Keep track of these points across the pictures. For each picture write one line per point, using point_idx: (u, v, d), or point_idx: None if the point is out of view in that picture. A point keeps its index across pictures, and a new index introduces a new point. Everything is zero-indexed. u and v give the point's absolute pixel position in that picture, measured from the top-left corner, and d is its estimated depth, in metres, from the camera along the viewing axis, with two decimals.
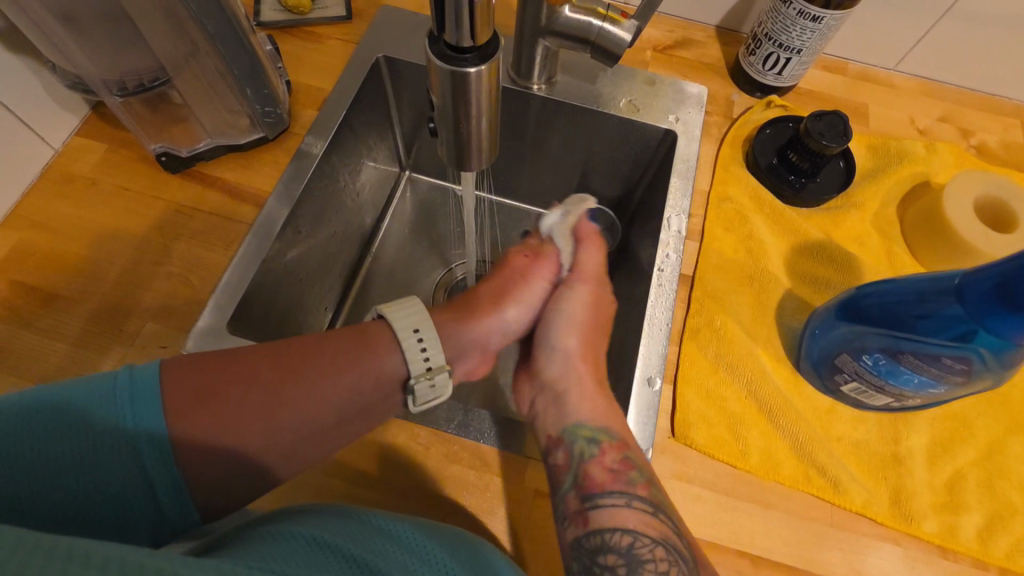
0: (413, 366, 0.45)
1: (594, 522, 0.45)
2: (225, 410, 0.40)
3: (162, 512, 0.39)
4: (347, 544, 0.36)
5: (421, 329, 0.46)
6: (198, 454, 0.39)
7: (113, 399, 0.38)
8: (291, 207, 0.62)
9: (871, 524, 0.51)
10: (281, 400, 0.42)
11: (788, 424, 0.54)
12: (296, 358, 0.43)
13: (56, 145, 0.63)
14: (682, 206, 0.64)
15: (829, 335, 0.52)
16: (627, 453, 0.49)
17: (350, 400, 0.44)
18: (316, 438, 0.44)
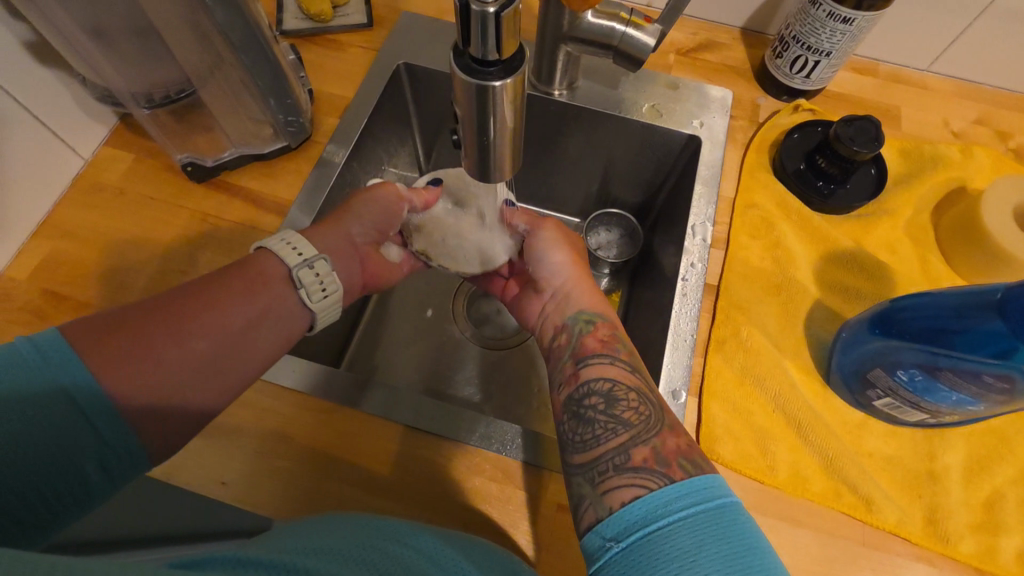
0: (290, 261, 0.46)
1: (583, 376, 0.49)
2: (134, 335, 0.38)
3: (106, 452, 0.37)
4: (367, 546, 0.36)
5: (297, 245, 0.47)
6: (126, 372, 0.37)
7: (15, 359, 0.34)
8: (312, 216, 0.62)
9: (905, 544, 0.49)
10: (185, 317, 0.40)
11: (818, 440, 0.52)
12: (213, 279, 0.43)
13: (86, 156, 0.64)
14: (706, 214, 0.63)
15: (861, 348, 0.50)
16: (614, 329, 0.53)
17: (250, 310, 0.43)
18: (238, 353, 0.42)
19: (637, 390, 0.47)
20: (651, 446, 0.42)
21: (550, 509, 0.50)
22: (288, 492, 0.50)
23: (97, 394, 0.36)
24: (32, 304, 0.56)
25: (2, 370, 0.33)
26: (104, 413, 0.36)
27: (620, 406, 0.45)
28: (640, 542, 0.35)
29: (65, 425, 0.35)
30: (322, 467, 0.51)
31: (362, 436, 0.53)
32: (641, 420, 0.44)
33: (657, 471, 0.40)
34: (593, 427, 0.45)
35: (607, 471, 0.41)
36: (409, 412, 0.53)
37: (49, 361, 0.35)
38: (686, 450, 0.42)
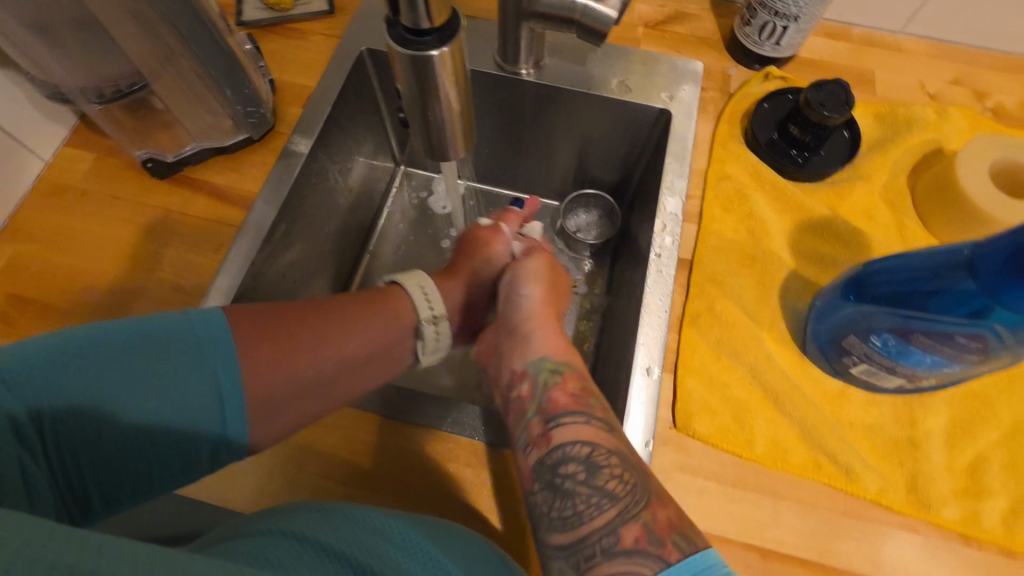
0: (420, 310, 0.50)
1: (555, 439, 0.44)
2: (280, 343, 0.42)
3: (219, 446, 0.41)
4: (342, 543, 0.35)
5: (428, 288, 0.51)
6: (262, 385, 0.41)
7: (186, 335, 0.40)
8: (278, 208, 0.61)
9: (886, 512, 0.48)
10: (322, 338, 0.44)
11: (796, 411, 0.51)
12: (337, 304, 0.47)
13: (47, 157, 0.63)
14: (679, 187, 0.61)
15: (835, 315, 0.49)
16: (584, 382, 0.49)
17: (377, 338, 0.47)
18: (351, 379, 0.46)
19: (620, 454, 0.42)
20: (642, 523, 0.37)
21: (526, 493, 0.49)
22: (259, 485, 0.49)
23: (236, 395, 0.41)
24: None
25: (176, 342, 0.39)
26: (235, 406, 0.40)
27: (602, 474, 0.41)
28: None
29: (196, 410, 0.39)
30: (292, 459, 0.50)
31: (333, 427, 0.52)
32: (627, 491, 0.39)
33: (650, 555, 0.36)
34: (572, 503, 0.40)
35: (593, 556, 0.37)
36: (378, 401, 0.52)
37: (213, 347, 0.40)
38: (678, 521, 0.38)
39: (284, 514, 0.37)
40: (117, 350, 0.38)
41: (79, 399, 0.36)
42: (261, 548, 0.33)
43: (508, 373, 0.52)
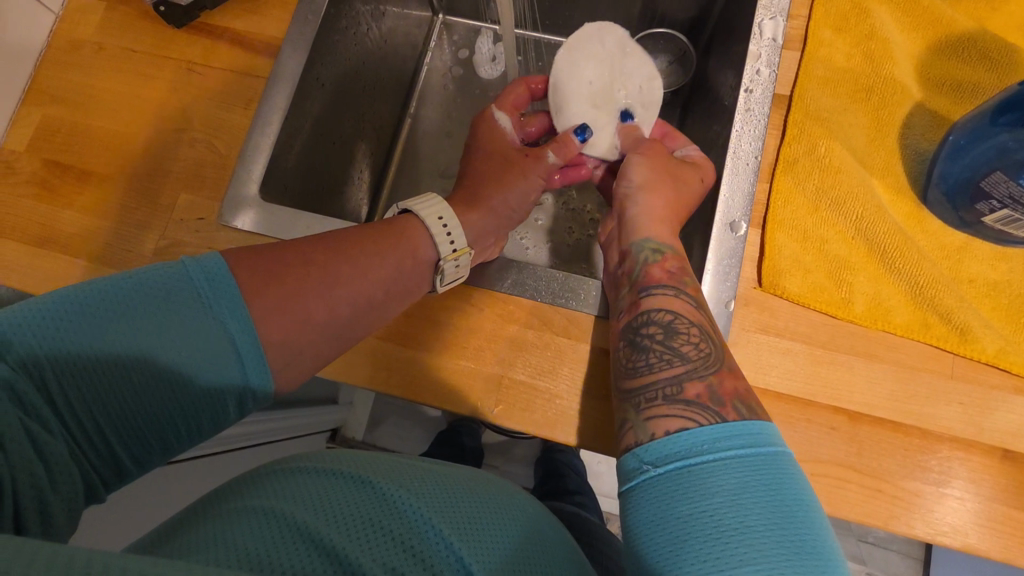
0: (440, 248, 0.44)
1: (642, 305, 0.43)
2: (291, 289, 0.36)
3: (246, 397, 0.34)
4: (342, 536, 0.28)
5: (446, 219, 0.45)
6: (276, 329, 0.35)
7: (190, 287, 0.33)
8: (307, 55, 0.55)
9: (1002, 375, 0.43)
10: (334, 278, 0.38)
11: (905, 267, 0.45)
12: (347, 240, 0.40)
13: (56, 9, 0.57)
14: (780, 5, 0.49)
15: (976, 149, 0.40)
16: (685, 263, 0.46)
17: (396, 271, 0.41)
18: (367, 320, 0.40)
19: (702, 327, 0.41)
20: (707, 383, 0.38)
21: (591, 354, 0.46)
22: None
23: (251, 344, 0.34)
24: (36, 175, 0.53)
25: (169, 294, 0.33)
26: (252, 347, 0.34)
27: (679, 339, 0.41)
28: (681, 473, 0.33)
29: (211, 365, 0.32)
30: None
31: None
32: (699, 356, 0.40)
33: (707, 406, 0.36)
34: (646, 356, 0.40)
35: (656, 398, 0.38)
36: None
37: (217, 295, 0.33)
38: (744, 393, 0.38)
39: (282, 486, 0.30)
40: (115, 305, 0.32)
41: (74, 365, 0.30)
42: (231, 540, 0.27)
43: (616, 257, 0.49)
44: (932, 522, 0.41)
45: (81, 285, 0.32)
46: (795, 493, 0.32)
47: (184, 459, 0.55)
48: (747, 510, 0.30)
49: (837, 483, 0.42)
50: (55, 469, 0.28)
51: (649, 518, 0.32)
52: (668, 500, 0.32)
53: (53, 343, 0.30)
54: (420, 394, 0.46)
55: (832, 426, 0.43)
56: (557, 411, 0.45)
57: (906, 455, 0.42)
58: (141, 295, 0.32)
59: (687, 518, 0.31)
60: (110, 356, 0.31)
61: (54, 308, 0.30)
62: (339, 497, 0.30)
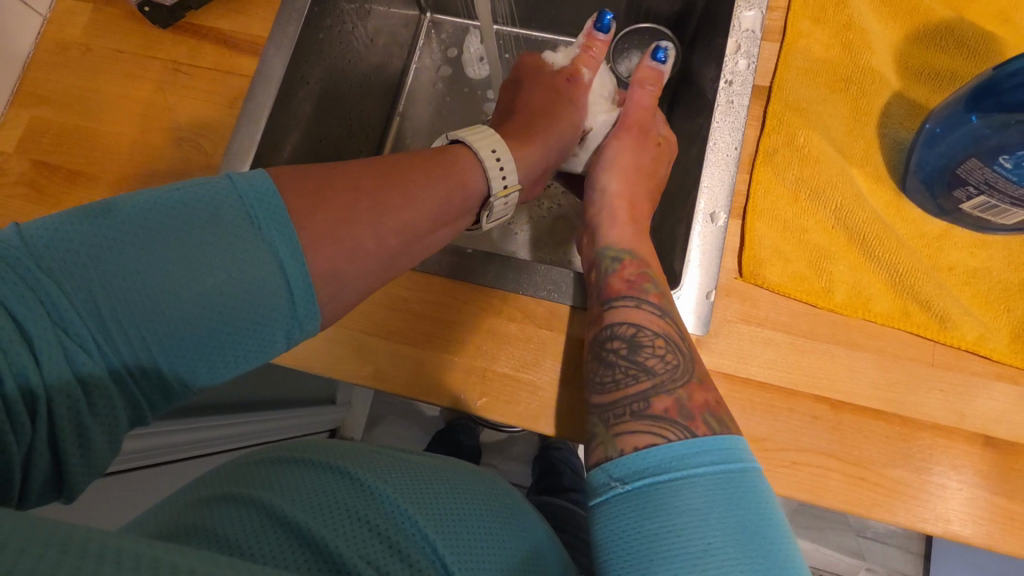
0: (494, 183, 0.45)
1: (605, 318, 0.44)
2: (342, 215, 0.35)
3: (294, 327, 0.34)
4: (325, 526, 0.28)
5: (499, 151, 0.45)
6: (325, 256, 0.34)
7: (237, 208, 0.33)
8: (291, 53, 0.55)
9: (983, 361, 0.43)
10: (388, 207, 0.37)
11: (885, 255, 0.45)
12: (396, 166, 0.39)
13: (44, 12, 0.58)
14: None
15: (952, 136, 0.40)
16: (646, 269, 0.46)
17: (446, 205, 0.41)
18: (416, 250, 0.40)
19: (670, 338, 0.42)
20: (674, 397, 0.39)
21: (574, 345, 0.47)
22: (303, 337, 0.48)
23: (298, 270, 0.33)
24: (25, 176, 0.54)
25: (217, 211, 0.33)
26: (299, 276, 0.33)
27: (644, 353, 0.41)
28: (648, 490, 0.34)
29: (253, 293, 0.32)
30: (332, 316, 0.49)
31: None
32: (667, 369, 0.40)
33: (677, 422, 0.37)
34: (611, 371, 0.41)
35: (623, 414, 0.39)
36: None
37: (264, 216, 0.33)
38: (715, 406, 0.39)
39: (270, 478, 0.31)
40: (165, 222, 0.32)
41: (122, 283, 0.30)
42: (216, 530, 0.27)
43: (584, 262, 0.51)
44: (915, 510, 0.41)
45: (133, 201, 0.33)
46: (760, 507, 0.33)
47: (165, 461, 0.56)
48: (711, 529, 0.32)
49: (819, 472, 0.42)
50: (97, 385, 0.29)
51: (616, 531, 0.34)
52: (636, 516, 0.33)
53: (104, 259, 0.30)
54: (406, 388, 0.47)
55: (814, 414, 0.43)
56: (541, 403, 0.45)
57: (888, 442, 0.42)
58: (189, 212, 0.32)
59: (654, 534, 0.32)
60: (156, 274, 0.31)
61: (106, 225, 0.31)
62: (321, 488, 0.30)
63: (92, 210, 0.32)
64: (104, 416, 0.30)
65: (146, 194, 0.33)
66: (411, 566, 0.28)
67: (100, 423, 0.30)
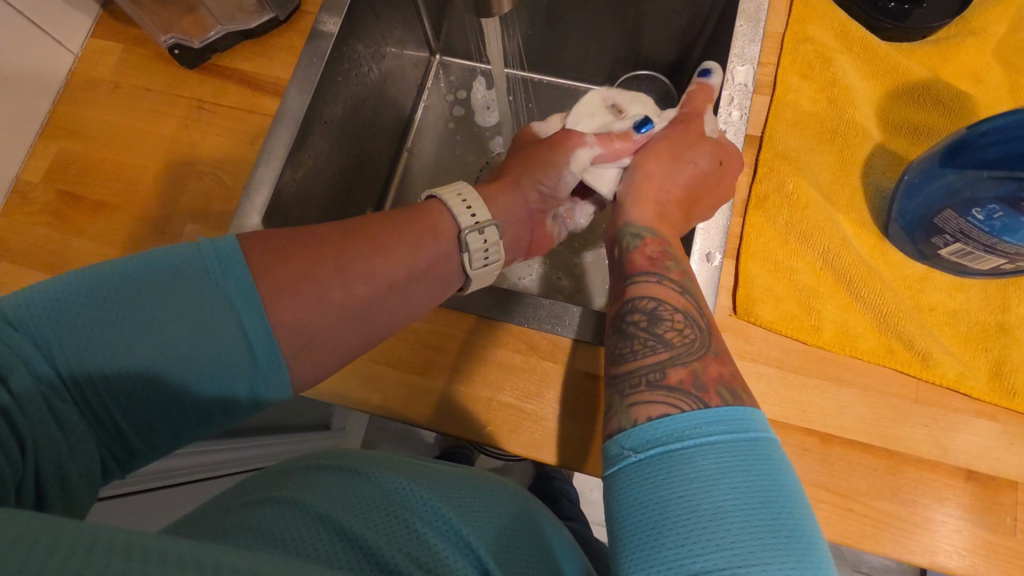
0: (461, 220, 0.45)
1: (627, 292, 0.45)
2: (301, 267, 0.37)
3: (260, 387, 0.36)
4: (358, 522, 0.32)
5: (466, 195, 0.46)
6: (288, 312, 0.36)
7: (204, 273, 0.35)
8: (311, 94, 0.58)
9: (962, 398, 0.45)
10: (352, 258, 0.39)
11: (870, 295, 0.48)
12: (362, 224, 0.41)
13: (75, 51, 0.61)
14: (751, 54, 0.53)
15: (929, 187, 0.43)
16: (667, 246, 0.47)
17: (416, 258, 0.42)
18: (388, 304, 0.40)
19: (685, 313, 0.42)
20: (690, 368, 0.38)
21: (576, 377, 0.49)
22: None
23: (261, 333, 0.35)
24: (50, 206, 0.56)
25: (184, 276, 0.35)
26: (262, 344, 0.35)
27: (661, 325, 0.42)
28: (660, 458, 0.33)
29: (221, 359, 0.34)
30: None
31: None
32: (683, 343, 0.40)
33: (692, 393, 0.37)
34: (630, 342, 0.41)
35: (638, 384, 0.39)
36: None
37: (227, 277, 0.35)
38: (730, 378, 0.38)
39: (312, 485, 0.34)
40: (137, 285, 0.34)
41: (90, 346, 0.32)
42: (264, 523, 0.31)
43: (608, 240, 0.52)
44: (902, 542, 0.43)
45: (109, 265, 0.35)
46: (777, 477, 0.32)
47: (168, 483, 0.60)
48: (724, 494, 0.30)
49: (809, 502, 0.44)
50: (71, 437, 0.32)
51: (630, 500, 0.32)
52: (650, 483, 0.32)
53: (78, 320, 0.33)
54: (413, 415, 0.49)
55: (804, 448, 0.45)
56: (544, 433, 0.47)
57: (875, 475, 0.44)
58: (161, 278, 0.35)
59: (667, 501, 0.31)
60: (127, 335, 0.33)
61: (79, 290, 0.34)
62: (353, 490, 0.34)
63: (65, 278, 0.34)
64: (79, 469, 0.32)
65: (117, 263, 0.36)
66: (435, 552, 0.32)
67: (76, 471, 0.32)
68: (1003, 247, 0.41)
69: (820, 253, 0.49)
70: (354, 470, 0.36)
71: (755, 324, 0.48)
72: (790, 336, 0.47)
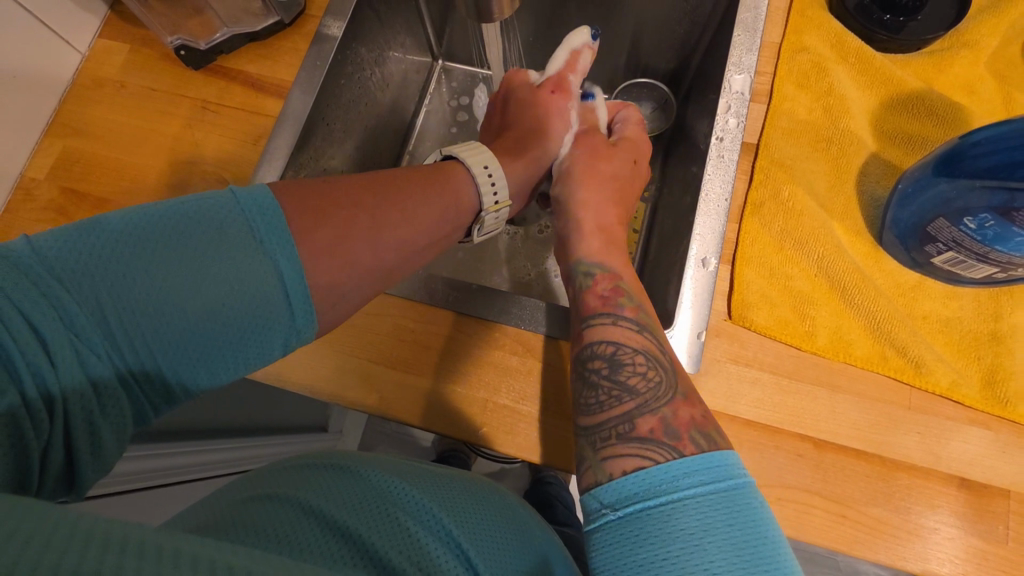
0: (485, 200, 0.48)
1: (585, 339, 0.45)
2: (340, 230, 0.38)
3: (292, 336, 0.37)
4: (354, 521, 0.32)
5: (491, 168, 0.48)
6: (325, 273, 0.37)
7: (241, 220, 0.35)
8: (314, 95, 0.59)
9: (955, 406, 0.46)
10: (386, 223, 0.40)
11: (865, 303, 0.48)
12: (390, 185, 0.42)
13: (82, 50, 0.62)
14: (748, 62, 0.54)
15: (923, 197, 0.44)
16: (619, 281, 0.48)
17: (439, 222, 0.44)
18: (409, 264, 0.43)
19: (648, 355, 0.42)
20: (659, 416, 0.39)
21: (571, 379, 0.49)
22: (313, 364, 0.50)
23: (299, 281, 0.36)
24: (54, 203, 0.57)
25: (222, 222, 0.35)
26: (300, 291, 0.36)
27: (624, 371, 0.42)
28: (641, 513, 0.33)
29: (262, 305, 0.35)
30: (342, 344, 0.51)
31: (383, 315, 0.52)
32: (649, 388, 0.41)
33: (664, 442, 0.37)
34: (595, 393, 0.42)
35: (610, 438, 0.39)
36: (425, 291, 0.52)
37: (266, 225, 0.35)
38: (701, 421, 0.39)
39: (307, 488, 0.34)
40: (172, 230, 0.34)
41: (129, 292, 0.32)
42: (259, 524, 0.31)
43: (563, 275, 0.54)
44: (894, 548, 0.43)
45: (140, 211, 0.34)
46: (757, 523, 0.33)
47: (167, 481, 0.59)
48: (711, 552, 0.31)
49: (802, 509, 0.44)
50: (109, 386, 0.31)
51: (610, 557, 0.33)
52: (634, 543, 0.32)
53: (115, 265, 0.32)
54: (407, 413, 0.49)
55: (797, 453, 0.45)
56: (538, 434, 0.47)
57: (867, 481, 0.44)
58: (199, 223, 0.34)
59: (651, 562, 0.32)
60: (166, 281, 0.33)
61: (113, 237, 0.33)
62: (344, 491, 0.34)
63: (94, 224, 0.33)
64: (111, 416, 0.32)
65: (148, 209, 0.35)
66: (428, 552, 0.32)
67: (108, 420, 0.32)
68: (994, 256, 0.41)
69: (815, 260, 0.49)
70: (346, 470, 0.36)
71: (749, 329, 0.48)
72: (783, 341, 0.47)
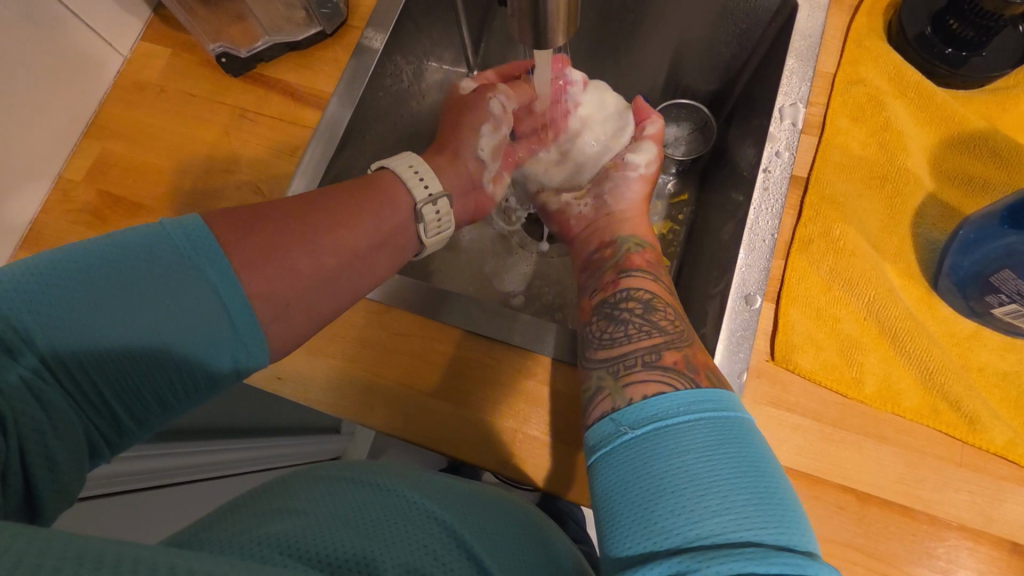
0: (416, 193, 0.46)
1: (623, 284, 0.48)
2: (268, 239, 0.37)
3: (241, 352, 0.36)
4: (370, 543, 0.31)
5: (420, 169, 0.47)
6: (263, 281, 0.36)
7: (172, 248, 0.35)
8: (353, 108, 0.58)
9: (1009, 466, 0.43)
10: (318, 230, 0.40)
11: (916, 352, 0.46)
12: (321, 198, 0.42)
13: (124, 53, 0.62)
14: (799, 93, 0.52)
15: (987, 246, 0.43)
16: (662, 258, 0.52)
17: (380, 227, 0.43)
18: (357, 270, 0.41)
19: (677, 308, 0.45)
20: (682, 352, 0.41)
21: None
22: (341, 384, 0.50)
23: (241, 302, 0.36)
24: (90, 206, 0.57)
25: (151, 253, 0.34)
26: (243, 311, 0.36)
27: (656, 314, 0.44)
28: (653, 433, 0.34)
29: (204, 328, 0.34)
30: (371, 364, 0.50)
31: (413, 336, 0.51)
32: (675, 330, 0.43)
33: (685, 374, 0.39)
34: (624, 328, 0.44)
35: (633, 365, 0.41)
36: (456, 314, 0.51)
37: (197, 251, 0.35)
38: (717, 366, 0.41)
39: (305, 484, 0.34)
40: (110, 265, 0.33)
41: (70, 325, 0.32)
42: (266, 530, 0.29)
43: (596, 244, 0.56)
44: None
45: (67, 249, 0.34)
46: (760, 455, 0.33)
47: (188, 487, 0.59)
48: (715, 467, 0.31)
49: (843, 564, 0.42)
50: (57, 419, 0.31)
51: (611, 482, 0.33)
52: (642, 458, 0.33)
53: (53, 302, 0.31)
54: (432, 439, 0.48)
55: (839, 505, 0.43)
56: (568, 469, 0.46)
57: (912, 538, 0.42)
58: (130, 257, 0.34)
59: (658, 477, 0.31)
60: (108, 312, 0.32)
61: (49, 276, 0.32)
62: (361, 504, 0.33)
63: (31, 261, 0.33)
64: (65, 445, 0.31)
65: (76, 246, 0.34)
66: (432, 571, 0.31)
67: (64, 453, 0.31)
68: None
69: (864, 303, 0.47)
70: (368, 485, 0.34)
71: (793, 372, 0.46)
72: (829, 387, 0.46)
